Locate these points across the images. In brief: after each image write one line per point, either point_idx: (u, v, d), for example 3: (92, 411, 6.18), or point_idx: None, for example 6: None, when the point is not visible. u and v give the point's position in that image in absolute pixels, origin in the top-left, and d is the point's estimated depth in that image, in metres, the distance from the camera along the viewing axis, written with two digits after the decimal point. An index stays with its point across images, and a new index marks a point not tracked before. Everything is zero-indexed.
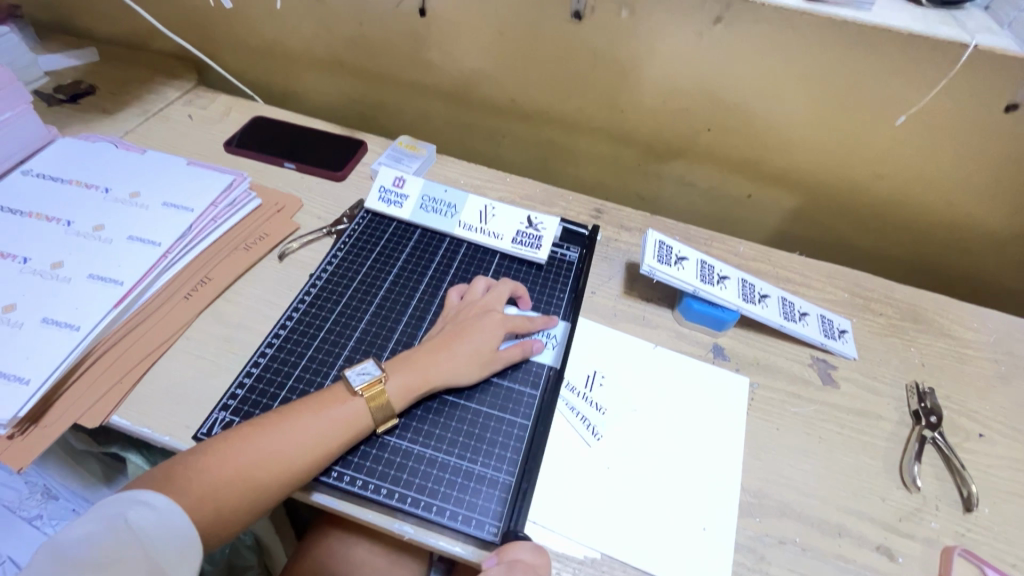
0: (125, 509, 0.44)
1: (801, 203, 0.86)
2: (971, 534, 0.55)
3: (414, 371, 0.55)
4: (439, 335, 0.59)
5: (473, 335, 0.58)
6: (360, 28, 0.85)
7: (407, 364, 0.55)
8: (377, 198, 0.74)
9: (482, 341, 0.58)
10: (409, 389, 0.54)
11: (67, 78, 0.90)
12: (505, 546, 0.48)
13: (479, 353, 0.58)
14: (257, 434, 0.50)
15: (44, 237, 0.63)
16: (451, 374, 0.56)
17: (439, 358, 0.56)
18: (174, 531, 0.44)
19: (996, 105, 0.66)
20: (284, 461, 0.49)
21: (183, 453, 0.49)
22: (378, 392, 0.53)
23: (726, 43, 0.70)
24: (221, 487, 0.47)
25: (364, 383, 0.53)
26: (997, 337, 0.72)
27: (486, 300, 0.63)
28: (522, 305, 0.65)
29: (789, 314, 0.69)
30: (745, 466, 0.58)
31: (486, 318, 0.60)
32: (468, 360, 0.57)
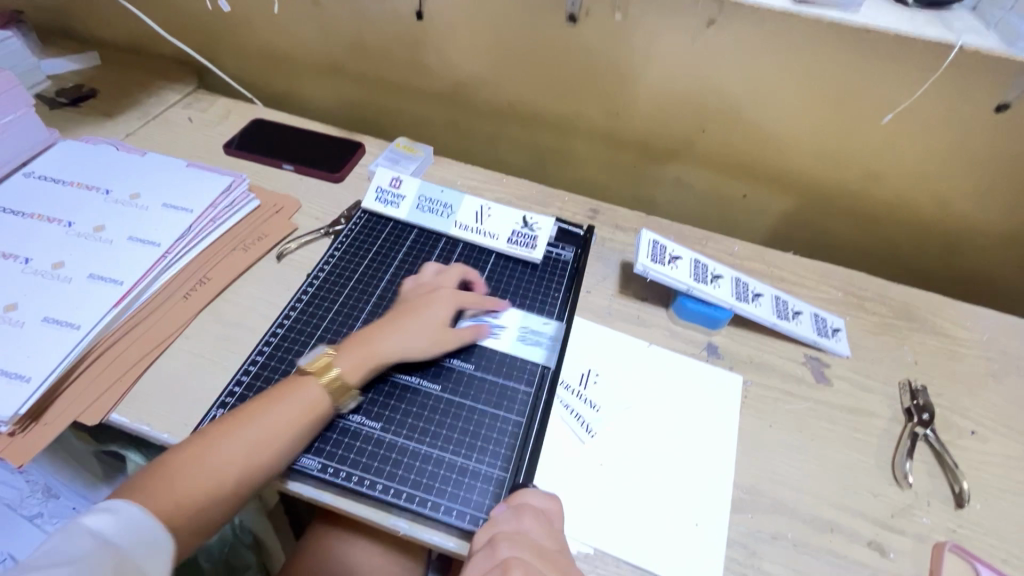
0: (117, 506, 0.45)
1: (796, 203, 0.87)
2: (963, 530, 0.56)
3: (362, 347, 0.56)
4: (389, 315, 0.60)
5: (422, 312, 0.59)
6: (359, 32, 0.86)
7: (356, 341, 0.56)
8: (374, 199, 0.75)
9: (433, 316, 0.59)
10: (361, 364, 0.55)
11: (70, 81, 0.91)
12: (513, 493, 0.50)
13: (429, 327, 0.59)
14: (232, 429, 0.50)
15: (46, 238, 0.64)
16: (401, 348, 0.57)
17: (389, 334, 0.57)
18: (157, 529, 0.44)
19: (986, 105, 0.67)
20: (262, 451, 0.49)
21: (161, 457, 0.48)
22: (332, 370, 0.54)
23: (719, 44, 0.71)
24: (203, 484, 0.47)
25: (315, 362, 0.54)
26: (990, 335, 0.73)
27: (436, 281, 0.64)
28: (476, 288, 0.67)
29: (783, 312, 0.69)
30: (739, 463, 0.58)
31: (434, 296, 0.61)
32: (419, 334, 0.58)
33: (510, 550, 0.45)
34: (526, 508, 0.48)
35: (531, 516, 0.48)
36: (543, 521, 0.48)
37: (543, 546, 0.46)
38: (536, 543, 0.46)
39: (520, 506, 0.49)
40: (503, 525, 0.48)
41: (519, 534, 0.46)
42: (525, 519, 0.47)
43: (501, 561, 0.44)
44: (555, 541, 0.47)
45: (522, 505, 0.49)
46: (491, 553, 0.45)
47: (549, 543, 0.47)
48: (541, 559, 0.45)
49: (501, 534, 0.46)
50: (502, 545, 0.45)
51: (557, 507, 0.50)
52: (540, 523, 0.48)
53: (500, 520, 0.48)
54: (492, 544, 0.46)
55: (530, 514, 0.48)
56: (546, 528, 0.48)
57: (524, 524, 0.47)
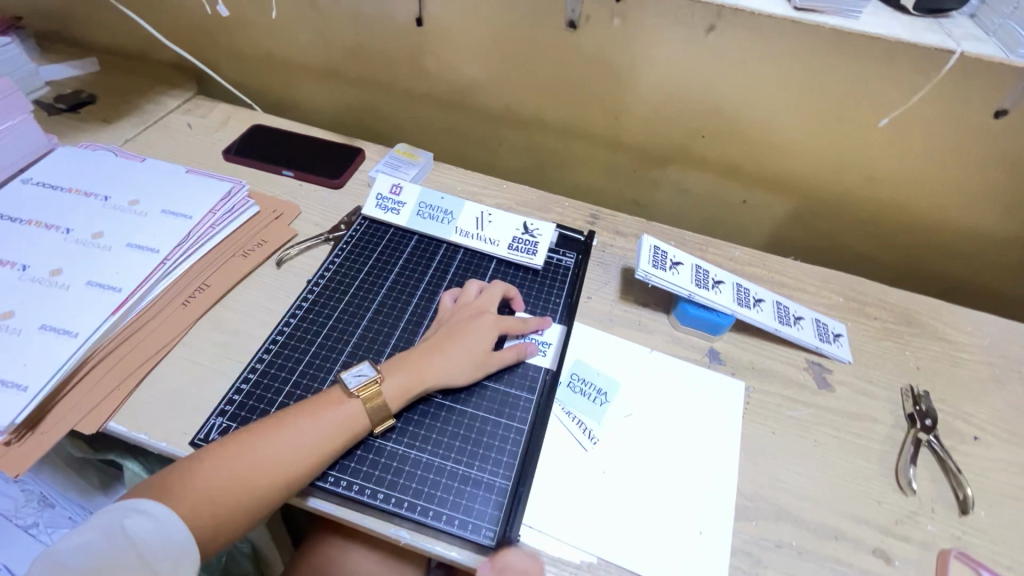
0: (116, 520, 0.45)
1: (795, 208, 0.87)
2: (967, 537, 0.55)
3: (409, 372, 0.55)
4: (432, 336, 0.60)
5: (467, 336, 0.59)
6: (359, 38, 0.86)
7: (401, 365, 0.56)
8: (374, 205, 0.75)
9: (478, 341, 0.59)
10: (404, 389, 0.55)
11: (68, 87, 0.91)
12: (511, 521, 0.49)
13: (475, 351, 0.58)
14: (251, 439, 0.50)
15: (43, 245, 0.64)
16: (446, 374, 0.56)
17: (435, 359, 0.57)
18: (161, 540, 0.45)
19: (986, 111, 0.67)
20: (281, 465, 0.49)
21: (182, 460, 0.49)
22: (373, 394, 0.54)
23: (719, 50, 0.71)
24: (219, 492, 0.47)
25: (359, 384, 0.54)
26: (991, 340, 0.73)
27: (479, 301, 0.63)
28: (515, 307, 0.66)
29: (784, 318, 0.69)
30: (742, 470, 0.58)
31: (480, 319, 0.61)
32: (464, 360, 0.57)
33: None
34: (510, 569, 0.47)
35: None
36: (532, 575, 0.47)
37: None
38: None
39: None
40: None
41: None
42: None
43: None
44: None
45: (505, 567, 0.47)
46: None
47: None
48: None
49: None
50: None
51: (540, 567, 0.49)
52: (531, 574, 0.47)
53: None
54: None
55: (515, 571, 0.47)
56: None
57: None
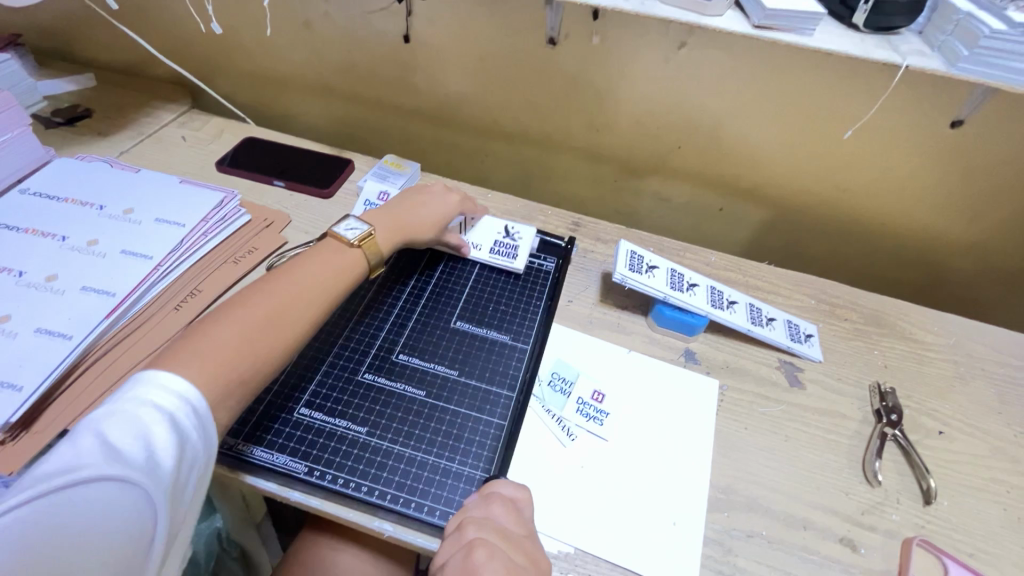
0: (103, 427, 0.39)
1: (769, 215, 0.90)
2: (930, 526, 0.58)
3: (390, 227, 0.65)
4: (395, 206, 0.68)
5: (429, 208, 0.70)
6: (349, 55, 0.89)
7: (384, 223, 0.65)
8: (361, 207, 0.77)
9: (437, 210, 0.71)
10: (389, 236, 0.65)
11: (66, 102, 0.93)
12: (485, 483, 0.52)
13: (435, 219, 0.70)
14: (257, 293, 0.53)
15: (40, 252, 0.66)
16: (420, 228, 0.68)
17: (410, 219, 0.67)
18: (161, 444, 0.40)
19: (943, 120, 0.71)
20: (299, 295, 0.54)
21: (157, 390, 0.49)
22: (371, 241, 0.62)
23: (691, 65, 0.75)
24: (233, 370, 0.47)
25: (356, 235, 0.61)
26: (956, 340, 0.76)
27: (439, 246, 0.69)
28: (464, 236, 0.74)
29: (756, 319, 0.72)
30: (716, 464, 0.60)
31: (437, 195, 0.72)
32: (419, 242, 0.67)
33: (477, 532, 0.47)
34: (494, 495, 0.50)
35: (499, 503, 0.49)
36: (512, 510, 0.49)
37: (510, 532, 0.48)
38: (502, 528, 0.47)
39: (488, 494, 0.50)
40: (472, 511, 0.49)
41: (486, 519, 0.48)
42: (492, 506, 0.49)
43: (467, 542, 0.46)
44: (522, 527, 0.49)
45: (490, 494, 0.50)
46: (458, 536, 0.47)
47: (517, 529, 0.48)
48: (509, 544, 0.47)
49: (468, 518, 0.48)
50: (470, 528, 0.47)
51: (528, 497, 0.51)
52: (509, 511, 0.49)
53: (470, 506, 0.49)
54: (460, 528, 0.47)
55: (498, 502, 0.49)
56: (513, 514, 0.49)
57: (491, 510, 0.49)
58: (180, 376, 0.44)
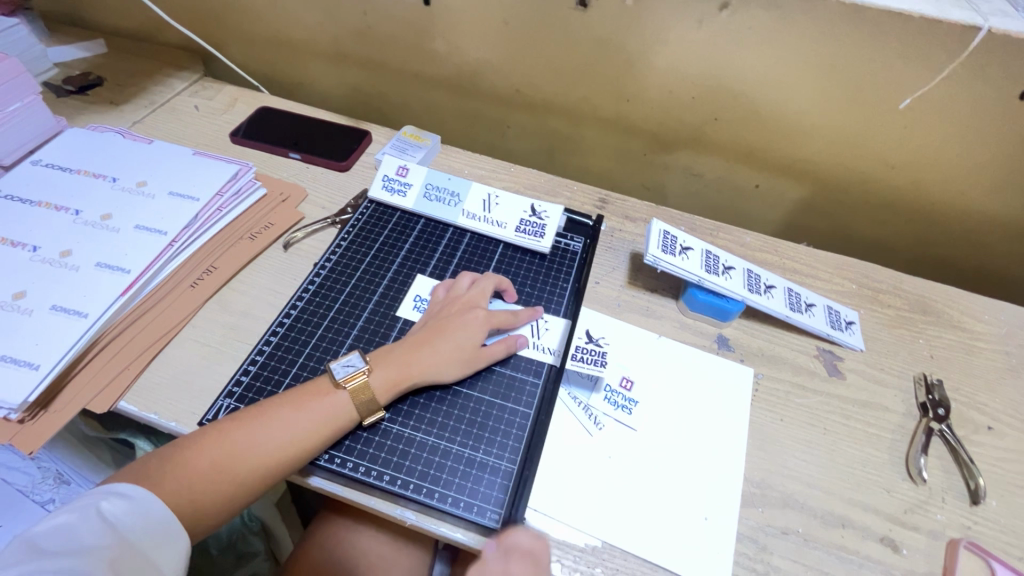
0: (100, 500, 0.44)
1: (809, 193, 0.85)
2: (977, 527, 0.55)
3: (395, 365, 0.55)
4: (425, 330, 0.58)
5: (456, 332, 0.58)
6: (364, 18, 0.84)
7: (390, 358, 0.55)
8: (412, 308, 0.64)
9: (467, 336, 0.58)
10: (391, 381, 0.54)
11: (77, 69, 0.91)
12: (503, 531, 0.49)
13: (464, 351, 0.57)
14: (240, 427, 0.50)
15: (54, 226, 0.64)
16: (433, 371, 0.56)
17: (425, 356, 0.56)
18: (152, 516, 0.45)
19: (1012, 92, 0.65)
20: (270, 446, 0.49)
21: (162, 450, 0.49)
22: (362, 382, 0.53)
23: (733, 30, 0.69)
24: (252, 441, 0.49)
25: (348, 375, 0.54)
26: (1009, 329, 0.71)
27: (472, 294, 0.62)
28: (508, 298, 0.65)
29: (795, 304, 0.68)
30: (750, 457, 0.57)
31: (471, 314, 0.59)
32: (453, 356, 0.56)
33: None
34: (514, 550, 0.47)
35: (518, 559, 0.46)
36: (531, 565, 0.46)
37: None
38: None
39: (507, 546, 0.47)
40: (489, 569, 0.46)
41: None
42: (511, 562, 0.46)
43: None
44: None
45: (510, 547, 0.47)
46: None
47: None
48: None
49: None
50: None
51: (547, 551, 0.48)
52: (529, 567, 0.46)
53: (489, 561, 0.47)
54: None
55: (518, 559, 0.46)
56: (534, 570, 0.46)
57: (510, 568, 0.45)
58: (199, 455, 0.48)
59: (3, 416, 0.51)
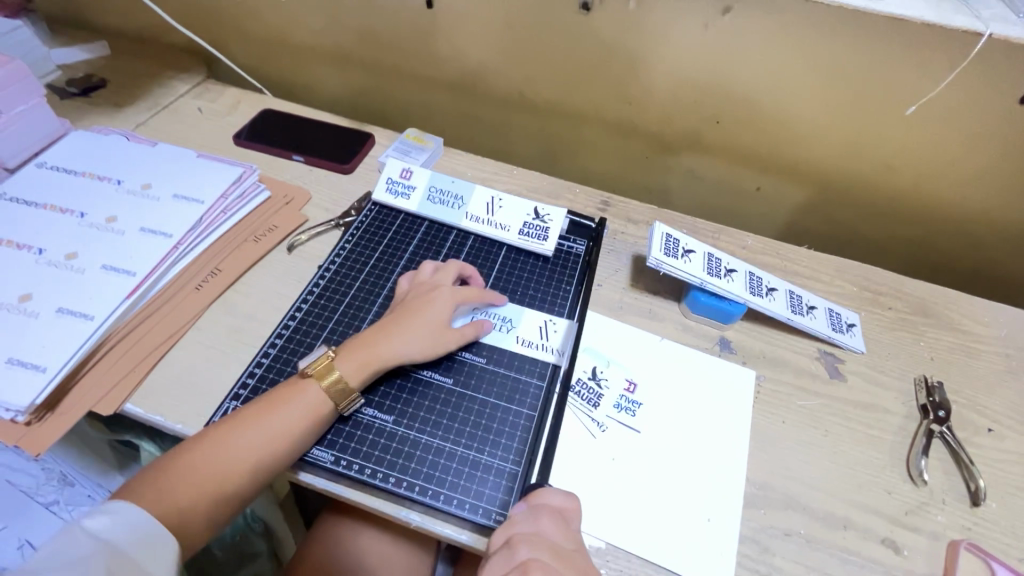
0: (87, 518, 0.44)
1: (809, 195, 0.85)
2: (977, 528, 0.55)
3: (360, 351, 0.55)
4: (390, 318, 0.58)
5: (419, 312, 0.58)
6: (367, 21, 0.85)
7: (351, 346, 0.56)
8: None
9: (432, 315, 0.58)
10: (359, 366, 0.54)
11: (80, 71, 0.91)
12: (532, 492, 0.50)
13: (429, 331, 0.57)
14: (252, 428, 0.50)
15: (59, 228, 0.64)
16: (399, 350, 0.56)
17: (389, 337, 0.56)
18: (142, 526, 0.44)
19: (1011, 95, 0.65)
20: (274, 448, 0.50)
21: (173, 451, 0.49)
22: (327, 370, 0.54)
23: (734, 34, 0.69)
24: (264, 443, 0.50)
25: (312, 363, 0.54)
26: (1008, 331, 0.72)
27: (434, 279, 0.63)
28: (474, 284, 0.65)
29: (797, 307, 0.68)
30: (752, 459, 0.58)
31: (434, 294, 0.60)
32: (418, 337, 0.57)
33: (530, 551, 0.44)
34: (543, 508, 0.48)
35: (548, 517, 0.47)
36: (560, 522, 0.47)
37: (561, 548, 0.46)
38: (554, 544, 0.45)
39: (537, 506, 0.48)
40: (520, 526, 0.47)
41: (538, 535, 0.46)
42: (542, 519, 0.47)
43: (520, 563, 0.44)
44: (572, 541, 0.47)
45: (539, 505, 0.48)
46: (510, 553, 0.45)
47: (567, 544, 0.46)
48: (559, 560, 0.45)
49: (519, 535, 0.46)
50: (521, 547, 0.45)
51: (575, 507, 0.49)
52: (559, 523, 0.47)
53: (518, 521, 0.47)
54: (511, 546, 0.45)
55: (548, 515, 0.47)
56: (562, 528, 0.47)
57: (542, 524, 0.46)
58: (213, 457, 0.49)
59: (10, 419, 0.52)
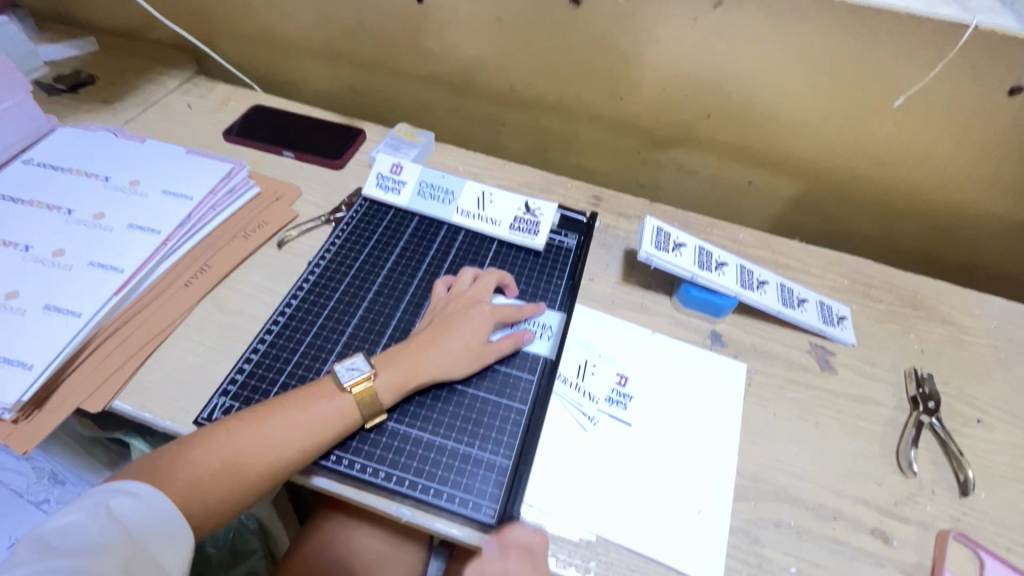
0: (108, 498, 0.44)
1: (801, 189, 0.86)
2: (966, 518, 0.56)
3: (402, 367, 0.55)
4: (430, 331, 0.58)
5: (460, 328, 0.58)
6: (357, 15, 0.84)
7: (396, 360, 0.55)
8: (407, 306, 0.64)
9: (473, 332, 0.58)
10: (398, 383, 0.54)
11: (67, 68, 0.90)
12: (502, 527, 0.49)
13: (468, 348, 0.57)
14: (248, 427, 0.50)
15: (46, 225, 0.64)
16: (441, 370, 0.56)
17: (430, 354, 0.56)
18: (160, 514, 0.45)
19: (1000, 88, 0.65)
20: (270, 448, 0.49)
21: (168, 447, 0.49)
22: (364, 387, 0.53)
23: (724, 28, 0.69)
24: (260, 442, 0.49)
25: (353, 379, 0.53)
26: (998, 324, 0.72)
27: (475, 291, 0.62)
28: (509, 294, 0.65)
29: (788, 300, 0.68)
30: (743, 451, 0.58)
31: (475, 310, 0.60)
32: (459, 354, 0.57)
33: None
34: (511, 548, 0.48)
35: (515, 556, 0.47)
36: (528, 560, 0.47)
37: None
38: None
39: (506, 544, 0.48)
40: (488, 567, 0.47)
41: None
42: (509, 558, 0.47)
43: None
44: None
45: (507, 544, 0.48)
46: None
47: None
48: None
49: None
50: None
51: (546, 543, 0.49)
52: (525, 562, 0.47)
53: (487, 560, 0.48)
54: None
55: (514, 555, 0.47)
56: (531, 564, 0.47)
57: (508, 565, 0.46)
58: (206, 454, 0.48)
59: None
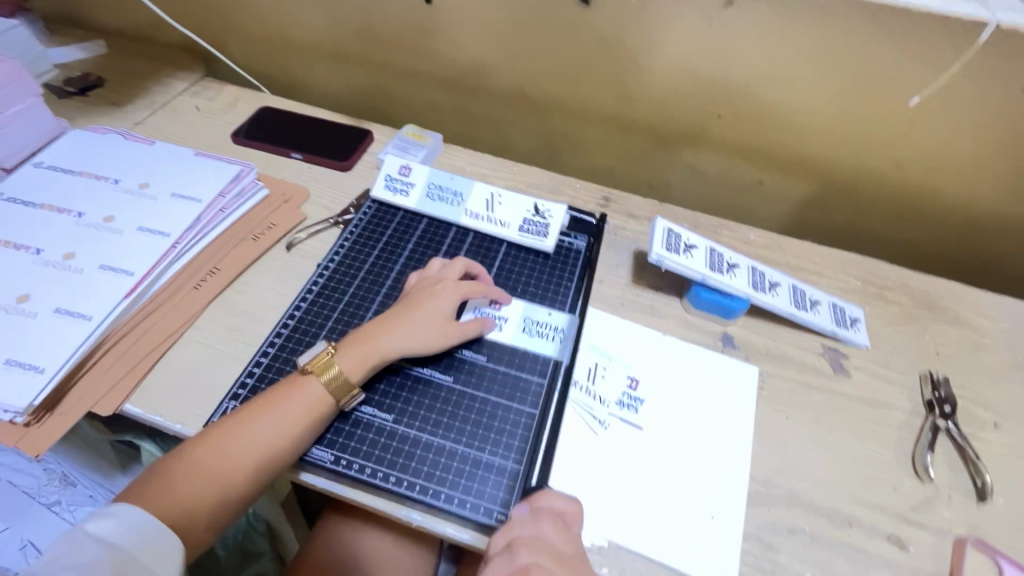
0: (87, 522, 0.44)
1: (813, 189, 0.85)
2: (984, 524, 0.55)
3: (361, 344, 0.55)
4: (392, 313, 0.58)
5: (421, 305, 0.58)
6: (365, 17, 0.84)
7: (354, 339, 0.56)
8: None
9: (434, 308, 0.58)
10: (361, 360, 0.54)
11: (76, 70, 0.90)
12: (534, 495, 0.50)
13: (432, 323, 0.57)
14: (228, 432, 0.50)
15: (56, 229, 0.64)
16: (400, 343, 0.56)
17: (387, 333, 0.56)
18: (142, 530, 0.44)
19: (1017, 87, 0.64)
20: (255, 449, 0.49)
21: (155, 463, 0.49)
22: (326, 365, 0.53)
23: (736, 27, 0.68)
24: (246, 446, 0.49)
25: (310, 360, 0.54)
26: (1014, 326, 0.71)
27: (440, 275, 0.63)
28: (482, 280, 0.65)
29: (800, 302, 0.67)
30: (756, 455, 0.57)
31: (435, 289, 0.60)
32: (421, 328, 0.57)
33: (530, 554, 0.44)
34: (544, 511, 0.48)
35: (549, 520, 0.47)
36: (561, 526, 0.47)
37: (561, 551, 0.45)
38: (555, 548, 0.45)
39: (538, 509, 0.48)
40: (520, 530, 0.47)
41: (538, 539, 0.45)
42: (543, 523, 0.47)
43: (520, 567, 0.43)
44: (572, 546, 0.47)
45: (540, 508, 0.48)
46: (511, 558, 0.44)
47: (567, 548, 0.46)
48: (560, 564, 0.44)
49: (519, 539, 0.45)
50: (521, 550, 0.44)
51: (577, 512, 0.49)
52: (559, 527, 0.47)
53: (518, 524, 0.47)
54: (511, 550, 0.45)
55: (548, 519, 0.47)
56: (564, 532, 0.47)
57: (543, 528, 0.46)
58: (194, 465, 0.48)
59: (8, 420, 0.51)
